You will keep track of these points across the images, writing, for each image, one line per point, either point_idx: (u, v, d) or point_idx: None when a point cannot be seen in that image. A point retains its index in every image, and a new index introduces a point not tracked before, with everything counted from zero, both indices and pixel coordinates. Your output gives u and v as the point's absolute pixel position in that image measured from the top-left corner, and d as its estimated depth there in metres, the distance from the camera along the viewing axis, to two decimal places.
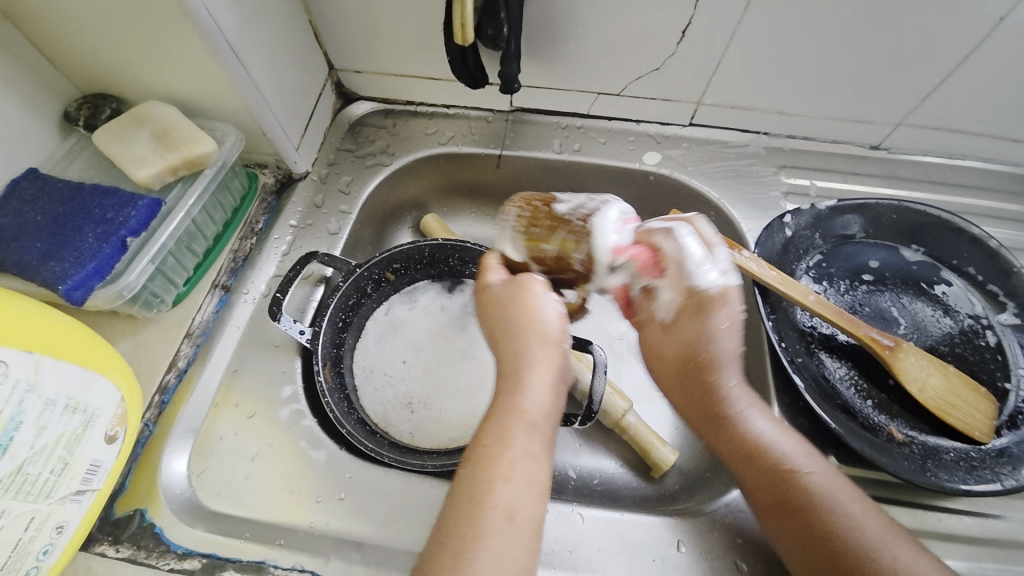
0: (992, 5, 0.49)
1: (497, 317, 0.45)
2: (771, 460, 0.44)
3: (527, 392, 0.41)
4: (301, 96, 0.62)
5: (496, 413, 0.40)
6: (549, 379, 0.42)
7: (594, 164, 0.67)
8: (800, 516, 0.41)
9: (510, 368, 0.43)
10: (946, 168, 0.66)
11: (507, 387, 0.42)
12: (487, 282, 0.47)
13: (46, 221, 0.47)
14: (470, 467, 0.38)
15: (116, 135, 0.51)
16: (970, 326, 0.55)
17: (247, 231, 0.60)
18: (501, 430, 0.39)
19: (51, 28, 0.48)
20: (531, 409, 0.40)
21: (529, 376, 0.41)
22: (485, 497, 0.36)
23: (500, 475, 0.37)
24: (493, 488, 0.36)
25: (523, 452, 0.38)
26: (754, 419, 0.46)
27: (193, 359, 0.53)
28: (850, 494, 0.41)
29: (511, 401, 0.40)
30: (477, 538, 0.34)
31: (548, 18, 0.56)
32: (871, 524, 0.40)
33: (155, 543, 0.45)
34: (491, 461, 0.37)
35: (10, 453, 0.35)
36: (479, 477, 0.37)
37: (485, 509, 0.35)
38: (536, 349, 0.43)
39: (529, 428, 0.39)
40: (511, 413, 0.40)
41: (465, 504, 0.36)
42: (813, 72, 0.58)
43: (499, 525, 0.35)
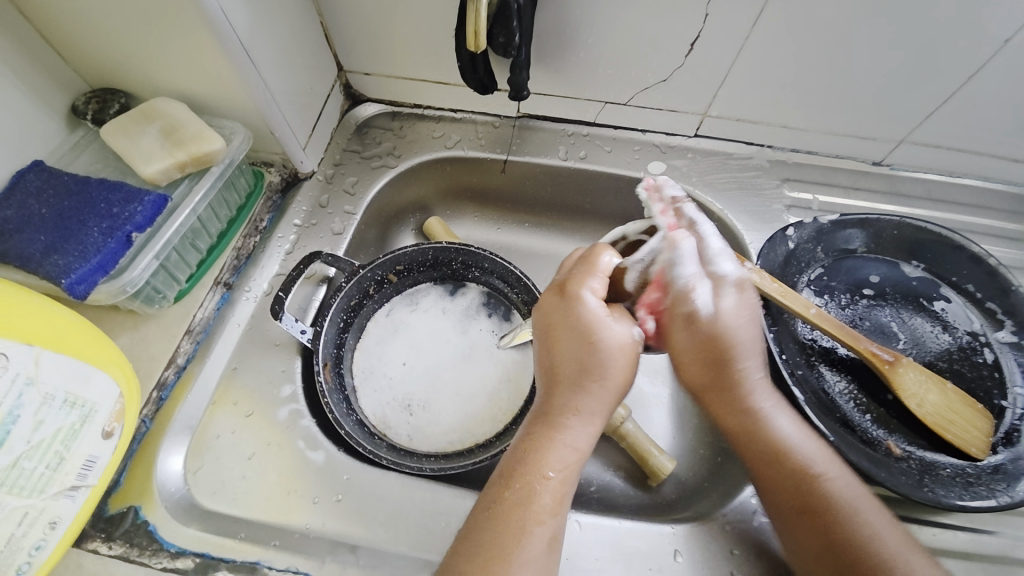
0: (998, 27, 0.50)
1: (554, 337, 0.44)
2: (791, 467, 0.43)
3: (579, 422, 0.42)
4: (310, 96, 0.62)
5: (543, 442, 0.41)
6: (602, 416, 0.42)
7: (599, 172, 0.68)
8: (815, 528, 0.41)
9: (563, 397, 0.42)
10: (947, 186, 0.67)
11: (557, 418, 0.42)
12: (582, 284, 0.45)
13: (51, 214, 0.47)
14: (513, 493, 0.39)
15: (125, 130, 0.51)
16: (968, 343, 0.55)
17: (251, 229, 0.60)
18: (551, 461, 0.40)
19: (63, 24, 0.48)
20: (583, 444, 0.41)
21: (586, 409, 0.42)
22: (533, 528, 0.37)
23: (548, 509, 0.39)
24: (543, 520, 0.38)
25: (570, 482, 0.40)
26: (780, 420, 0.45)
27: (193, 356, 0.53)
28: (869, 505, 0.41)
29: (558, 429, 0.41)
30: (520, 566, 0.36)
31: (558, 26, 0.57)
32: (887, 543, 0.39)
33: (148, 541, 0.45)
34: (538, 492, 0.39)
35: (6, 447, 0.35)
36: (526, 508, 0.38)
37: (530, 539, 0.37)
38: (597, 380, 0.42)
39: (579, 460, 0.41)
40: (563, 446, 0.41)
41: (509, 533, 0.37)
42: (816, 88, 0.59)
43: (542, 555, 0.37)
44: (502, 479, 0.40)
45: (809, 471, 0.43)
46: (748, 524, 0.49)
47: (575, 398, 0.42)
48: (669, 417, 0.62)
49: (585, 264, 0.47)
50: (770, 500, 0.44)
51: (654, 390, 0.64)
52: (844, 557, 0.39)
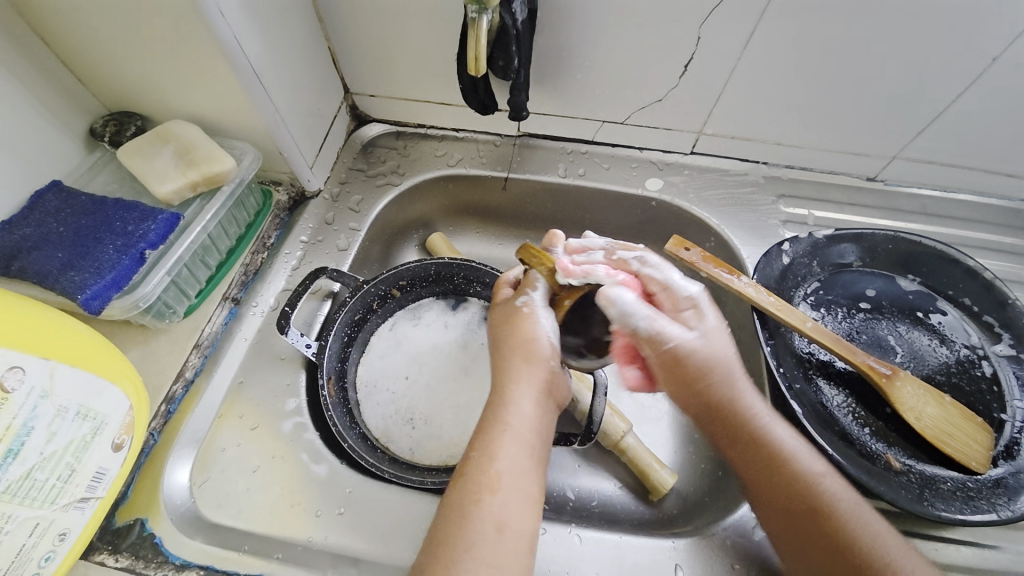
0: (986, 44, 0.51)
1: (495, 349, 0.46)
2: (791, 472, 0.43)
3: (513, 412, 0.42)
4: (317, 118, 0.64)
5: (479, 427, 0.41)
6: (528, 396, 0.42)
7: (597, 189, 0.69)
8: (813, 525, 0.41)
9: (495, 385, 0.44)
10: (941, 201, 0.68)
11: (489, 403, 0.43)
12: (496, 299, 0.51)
13: (68, 233, 0.49)
14: (457, 479, 0.39)
15: (140, 152, 0.54)
16: (966, 356, 0.56)
17: (259, 246, 0.62)
18: (486, 444, 0.40)
19: (87, 52, 0.51)
20: (515, 422, 0.41)
21: (509, 394, 0.43)
22: (474, 509, 0.37)
23: (487, 488, 0.38)
24: (482, 499, 0.37)
25: (508, 464, 0.39)
26: (778, 429, 0.45)
27: (200, 370, 0.54)
28: (866, 511, 0.41)
29: (496, 417, 0.41)
30: (466, 549, 0.35)
31: (557, 49, 0.59)
32: (883, 536, 0.39)
33: (154, 553, 0.45)
34: (477, 474, 0.39)
35: (20, 458, 0.36)
36: (467, 491, 0.38)
37: (473, 521, 0.37)
38: (514, 364, 0.44)
39: (513, 442, 0.40)
40: (495, 429, 0.41)
41: (453, 520, 0.37)
42: (809, 106, 0.61)
43: (487, 535, 0.36)
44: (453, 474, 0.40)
45: (809, 475, 0.43)
46: (749, 539, 0.49)
47: (500, 384, 0.44)
48: (669, 431, 0.63)
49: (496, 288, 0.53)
50: (764, 507, 0.44)
51: (654, 404, 0.64)
52: (848, 555, 0.39)
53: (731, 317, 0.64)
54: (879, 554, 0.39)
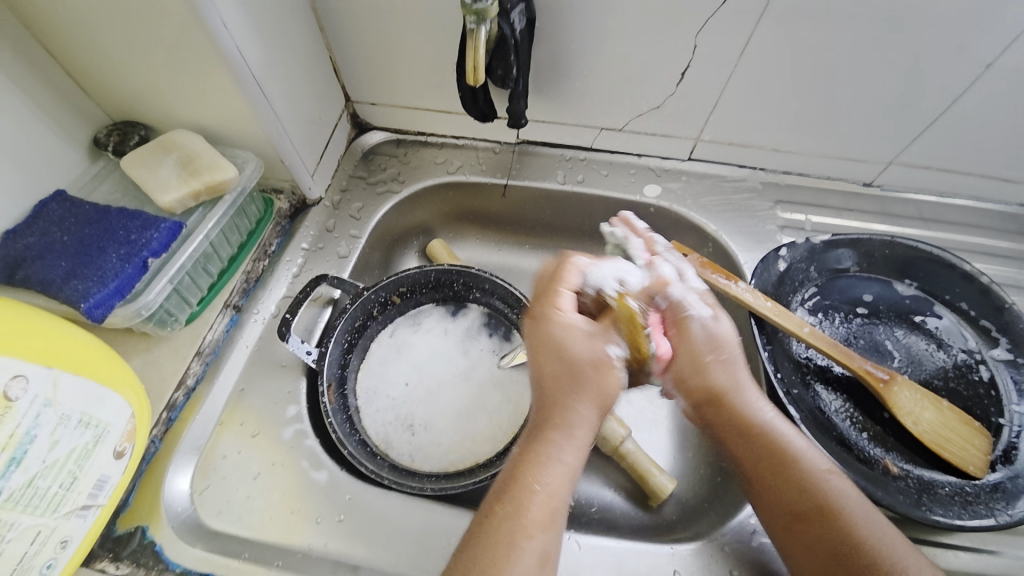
0: (981, 50, 0.52)
1: (531, 357, 0.45)
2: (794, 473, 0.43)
3: (565, 440, 0.41)
4: (318, 126, 0.65)
5: (531, 457, 0.40)
6: (590, 432, 0.42)
7: (596, 195, 0.70)
8: (818, 529, 0.41)
9: (550, 413, 0.42)
10: (938, 207, 0.68)
11: (546, 432, 0.42)
12: (554, 304, 0.46)
13: (71, 242, 0.49)
14: (506, 510, 0.39)
15: (143, 161, 0.54)
16: (964, 361, 0.56)
17: (260, 253, 0.62)
18: (541, 478, 0.39)
19: (93, 66, 0.52)
20: (572, 459, 0.41)
21: (573, 426, 0.41)
22: (523, 543, 0.37)
23: (539, 523, 0.38)
24: (533, 534, 0.38)
25: (561, 500, 0.40)
26: (785, 427, 0.45)
27: (202, 377, 0.55)
28: (881, 524, 0.40)
29: (544, 443, 0.41)
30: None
31: (555, 58, 0.60)
32: (892, 543, 0.39)
33: (154, 561, 0.46)
34: (529, 506, 0.39)
35: (23, 466, 0.36)
36: (515, 523, 0.38)
37: (521, 555, 0.37)
38: (576, 392, 0.42)
39: (567, 478, 0.40)
40: (552, 463, 0.40)
41: (491, 547, 0.37)
42: (804, 112, 0.61)
43: (534, 571, 0.36)
44: (495, 500, 0.40)
45: (814, 488, 0.42)
46: (747, 543, 0.49)
47: (559, 414, 0.42)
48: (669, 436, 0.63)
49: (556, 278, 0.48)
50: (767, 510, 0.44)
51: (653, 410, 0.64)
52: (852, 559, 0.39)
53: (729, 323, 0.64)
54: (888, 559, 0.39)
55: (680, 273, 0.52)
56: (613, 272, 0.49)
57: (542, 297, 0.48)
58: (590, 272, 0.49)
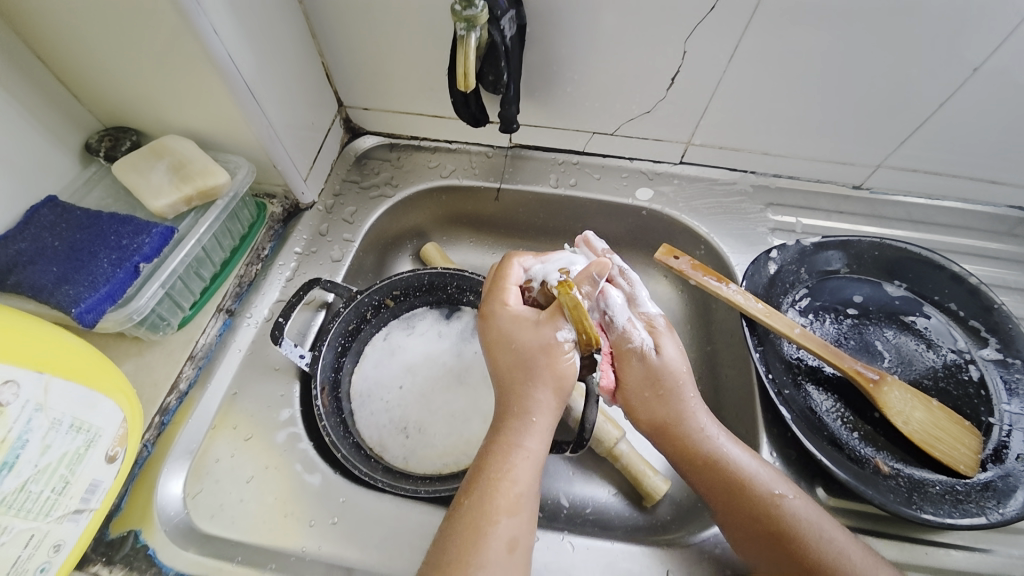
0: (969, 53, 0.52)
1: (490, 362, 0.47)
2: (751, 492, 0.44)
3: (529, 429, 0.42)
4: (311, 131, 0.65)
5: (496, 447, 0.41)
6: (549, 416, 0.43)
7: (588, 198, 0.70)
8: (777, 548, 0.42)
9: (509, 401, 0.44)
10: (927, 208, 0.69)
11: (507, 421, 0.43)
12: (501, 299, 0.49)
13: (63, 246, 0.49)
14: (471, 501, 0.39)
15: (135, 166, 0.54)
16: (953, 361, 0.56)
17: (253, 257, 0.63)
18: (502, 465, 0.40)
19: (85, 72, 0.52)
20: (532, 444, 0.42)
21: (532, 413, 0.43)
22: (488, 529, 0.37)
23: (504, 508, 0.38)
24: (498, 519, 0.38)
25: (526, 488, 0.40)
26: (733, 449, 0.46)
27: (194, 381, 0.54)
28: (829, 522, 0.42)
29: (509, 434, 0.42)
30: (480, 568, 0.36)
31: (547, 63, 0.61)
32: (848, 554, 0.40)
33: (147, 565, 0.46)
34: (494, 494, 0.39)
35: (15, 470, 0.36)
36: (481, 510, 0.38)
37: (488, 540, 0.37)
38: (534, 382, 0.44)
39: (530, 465, 0.41)
40: (513, 449, 0.41)
41: (462, 538, 0.37)
42: (793, 116, 0.62)
43: (501, 556, 0.37)
44: (462, 492, 0.40)
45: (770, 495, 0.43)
46: None
47: (520, 404, 0.43)
48: None
49: (499, 277, 0.51)
50: (728, 532, 0.44)
51: None
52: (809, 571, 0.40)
53: (721, 324, 0.65)
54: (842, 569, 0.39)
55: (631, 297, 0.52)
56: (554, 265, 0.53)
57: (491, 291, 0.51)
58: (532, 267, 0.53)
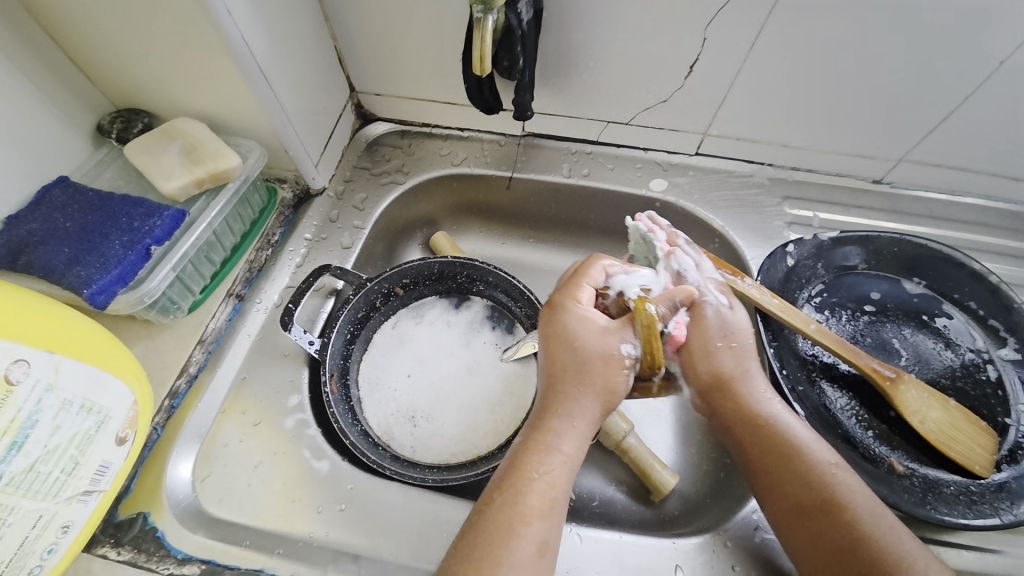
0: (993, 47, 0.51)
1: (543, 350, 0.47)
2: (805, 464, 0.43)
3: (570, 430, 0.42)
4: (323, 116, 0.65)
5: (532, 446, 0.41)
6: (590, 422, 0.43)
7: (601, 189, 0.69)
8: (823, 521, 0.41)
9: (553, 401, 0.44)
10: (948, 205, 0.67)
11: (546, 421, 0.43)
12: (573, 294, 0.49)
13: (75, 228, 0.49)
14: (504, 497, 0.39)
15: (147, 149, 0.54)
16: (971, 360, 0.55)
17: (263, 243, 0.62)
18: (539, 467, 0.40)
19: (98, 54, 0.51)
20: (571, 448, 0.41)
21: (574, 414, 0.43)
22: (520, 530, 0.37)
23: (537, 511, 0.38)
24: (531, 522, 0.38)
25: (562, 490, 0.40)
26: (791, 417, 0.45)
27: (204, 365, 0.54)
28: (879, 510, 0.40)
29: (547, 435, 0.42)
30: (508, 568, 0.35)
31: (562, 49, 0.59)
32: (897, 534, 0.39)
33: (156, 547, 0.46)
34: (528, 494, 0.39)
35: (24, 450, 0.36)
36: (514, 510, 0.38)
37: (518, 541, 0.37)
38: (579, 381, 0.44)
39: (567, 468, 0.41)
40: (551, 451, 0.41)
41: (494, 534, 0.37)
42: (813, 108, 0.61)
43: (531, 559, 0.36)
44: (494, 489, 0.40)
45: (820, 476, 0.42)
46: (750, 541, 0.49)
47: (562, 402, 0.43)
48: (673, 432, 0.62)
49: (576, 275, 0.51)
50: (768, 501, 0.44)
51: (656, 404, 0.64)
52: (858, 558, 0.38)
53: None
54: (894, 559, 0.38)
55: (698, 264, 0.54)
56: (637, 280, 0.52)
57: (569, 281, 0.51)
58: (615, 276, 0.51)
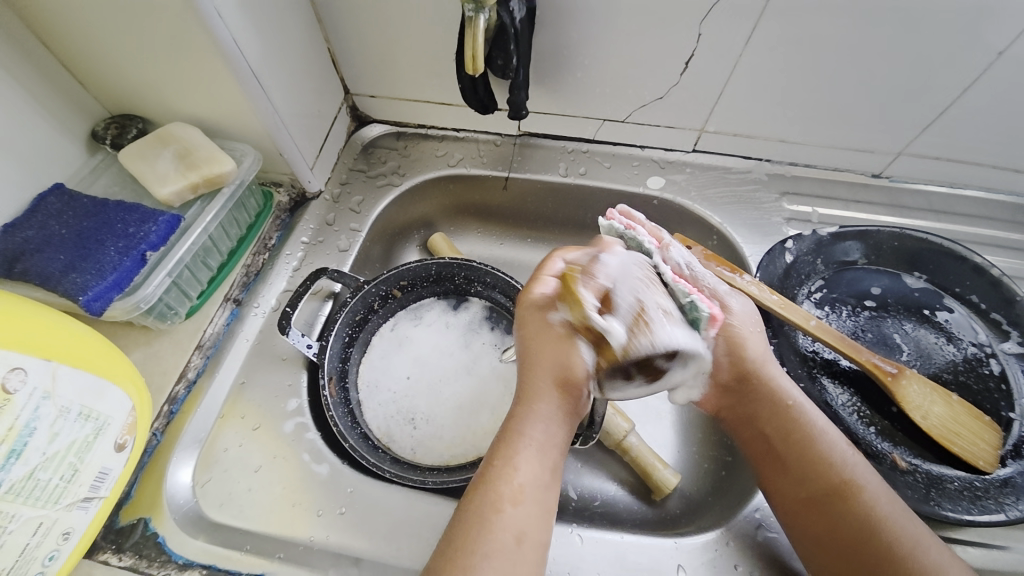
0: (990, 38, 0.50)
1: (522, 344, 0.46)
2: (818, 453, 0.43)
3: (538, 419, 0.41)
4: (318, 119, 0.65)
5: (506, 434, 0.41)
6: (557, 406, 0.42)
7: (598, 187, 0.69)
8: (832, 511, 0.41)
9: (527, 389, 0.43)
10: (948, 198, 0.67)
11: (518, 409, 0.42)
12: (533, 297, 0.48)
13: (70, 235, 0.49)
14: (481, 487, 0.39)
15: (141, 154, 0.54)
16: (973, 354, 0.55)
17: (260, 247, 0.62)
18: (513, 454, 0.40)
19: (91, 60, 0.51)
20: (540, 432, 0.41)
21: (543, 399, 0.42)
22: (494, 518, 0.37)
23: (509, 498, 0.38)
24: (503, 509, 0.37)
25: (531, 477, 0.39)
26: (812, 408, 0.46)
27: (203, 370, 0.54)
28: (881, 490, 0.42)
29: (518, 425, 0.41)
30: (483, 557, 0.35)
31: (557, 47, 0.59)
32: (903, 522, 0.40)
33: (157, 552, 0.46)
34: (499, 481, 0.38)
35: (23, 458, 0.36)
36: (487, 500, 0.38)
37: (494, 530, 0.36)
38: (547, 367, 0.43)
39: (535, 453, 0.40)
40: (520, 437, 0.41)
41: (472, 526, 0.37)
42: (810, 103, 0.60)
43: (507, 547, 0.36)
44: (471, 481, 0.40)
45: (833, 461, 0.43)
46: (753, 540, 0.49)
47: (534, 389, 0.43)
48: (673, 430, 0.62)
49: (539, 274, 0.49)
50: (778, 488, 0.45)
51: (657, 403, 0.64)
52: (868, 542, 0.40)
53: None
54: (902, 542, 0.39)
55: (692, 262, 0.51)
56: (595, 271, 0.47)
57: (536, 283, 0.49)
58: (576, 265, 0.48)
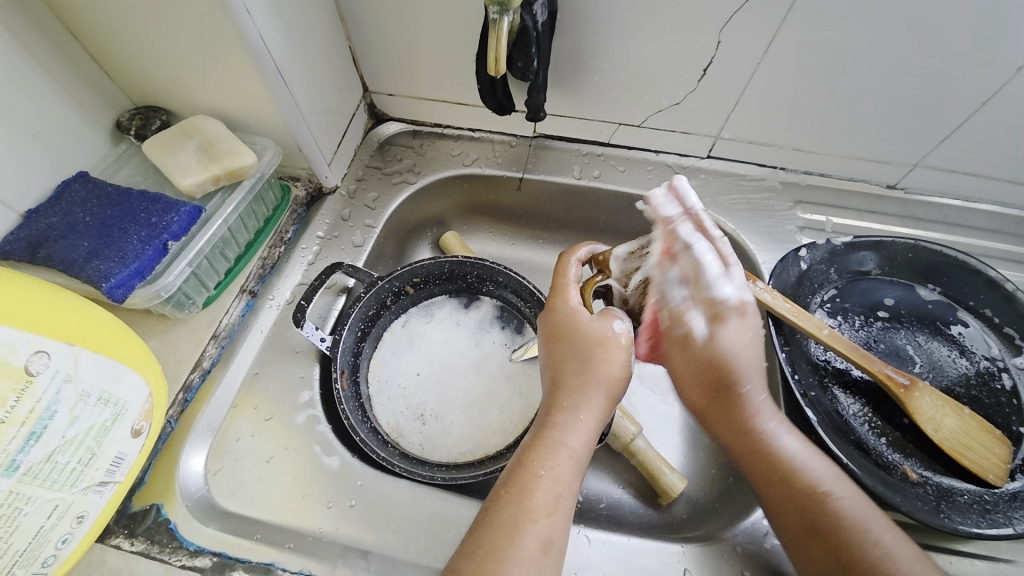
0: (1009, 53, 0.50)
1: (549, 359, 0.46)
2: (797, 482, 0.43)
3: (574, 432, 0.42)
4: (337, 116, 0.65)
5: (541, 442, 0.41)
6: (594, 418, 0.42)
7: (612, 190, 0.69)
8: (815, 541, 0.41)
9: (557, 397, 0.44)
10: (963, 211, 0.67)
11: (552, 416, 0.43)
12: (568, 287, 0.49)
13: (94, 222, 0.50)
14: (511, 493, 0.39)
15: (165, 145, 0.55)
16: (986, 368, 0.55)
17: (276, 240, 0.63)
18: (546, 463, 0.40)
19: (119, 52, 0.52)
20: (577, 445, 0.41)
21: (577, 409, 0.43)
22: (526, 527, 0.37)
23: (543, 508, 0.38)
24: (537, 519, 0.38)
25: (567, 488, 0.40)
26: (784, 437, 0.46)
27: (217, 360, 0.55)
28: (880, 525, 0.41)
29: (554, 435, 0.41)
30: (513, 564, 0.36)
31: (575, 51, 0.59)
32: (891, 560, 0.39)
33: (169, 538, 0.46)
34: (531, 491, 0.39)
35: (43, 440, 0.37)
36: (519, 507, 0.38)
37: (524, 538, 0.37)
38: (583, 376, 0.44)
39: (573, 464, 0.40)
40: (557, 447, 0.41)
41: (500, 532, 0.37)
42: (826, 113, 0.60)
43: (535, 556, 0.36)
44: (499, 483, 0.41)
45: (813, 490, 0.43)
46: (758, 545, 0.49)
47: (567, 396, 0.43)
48: (681, 435, 0.62)
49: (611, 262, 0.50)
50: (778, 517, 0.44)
51: (665, 408, 0.64)
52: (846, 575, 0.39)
53: None
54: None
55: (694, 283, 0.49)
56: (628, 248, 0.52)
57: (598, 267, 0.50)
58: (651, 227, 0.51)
